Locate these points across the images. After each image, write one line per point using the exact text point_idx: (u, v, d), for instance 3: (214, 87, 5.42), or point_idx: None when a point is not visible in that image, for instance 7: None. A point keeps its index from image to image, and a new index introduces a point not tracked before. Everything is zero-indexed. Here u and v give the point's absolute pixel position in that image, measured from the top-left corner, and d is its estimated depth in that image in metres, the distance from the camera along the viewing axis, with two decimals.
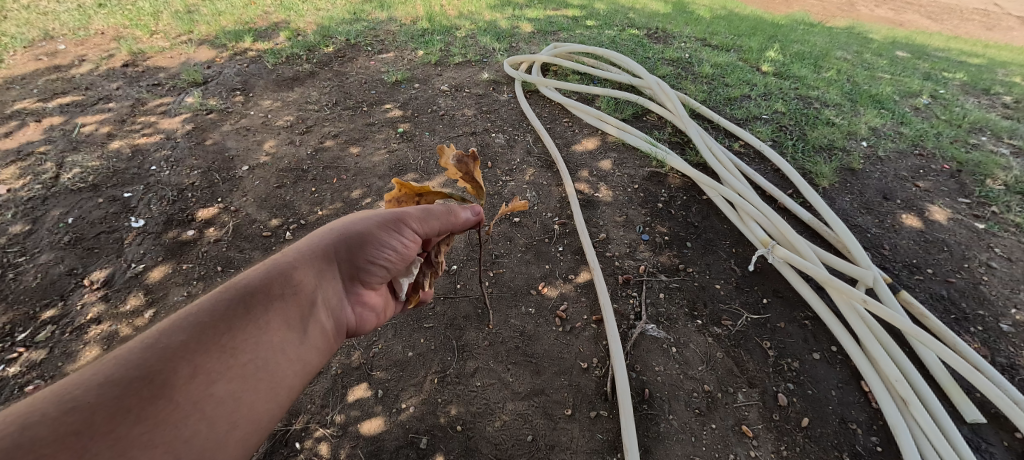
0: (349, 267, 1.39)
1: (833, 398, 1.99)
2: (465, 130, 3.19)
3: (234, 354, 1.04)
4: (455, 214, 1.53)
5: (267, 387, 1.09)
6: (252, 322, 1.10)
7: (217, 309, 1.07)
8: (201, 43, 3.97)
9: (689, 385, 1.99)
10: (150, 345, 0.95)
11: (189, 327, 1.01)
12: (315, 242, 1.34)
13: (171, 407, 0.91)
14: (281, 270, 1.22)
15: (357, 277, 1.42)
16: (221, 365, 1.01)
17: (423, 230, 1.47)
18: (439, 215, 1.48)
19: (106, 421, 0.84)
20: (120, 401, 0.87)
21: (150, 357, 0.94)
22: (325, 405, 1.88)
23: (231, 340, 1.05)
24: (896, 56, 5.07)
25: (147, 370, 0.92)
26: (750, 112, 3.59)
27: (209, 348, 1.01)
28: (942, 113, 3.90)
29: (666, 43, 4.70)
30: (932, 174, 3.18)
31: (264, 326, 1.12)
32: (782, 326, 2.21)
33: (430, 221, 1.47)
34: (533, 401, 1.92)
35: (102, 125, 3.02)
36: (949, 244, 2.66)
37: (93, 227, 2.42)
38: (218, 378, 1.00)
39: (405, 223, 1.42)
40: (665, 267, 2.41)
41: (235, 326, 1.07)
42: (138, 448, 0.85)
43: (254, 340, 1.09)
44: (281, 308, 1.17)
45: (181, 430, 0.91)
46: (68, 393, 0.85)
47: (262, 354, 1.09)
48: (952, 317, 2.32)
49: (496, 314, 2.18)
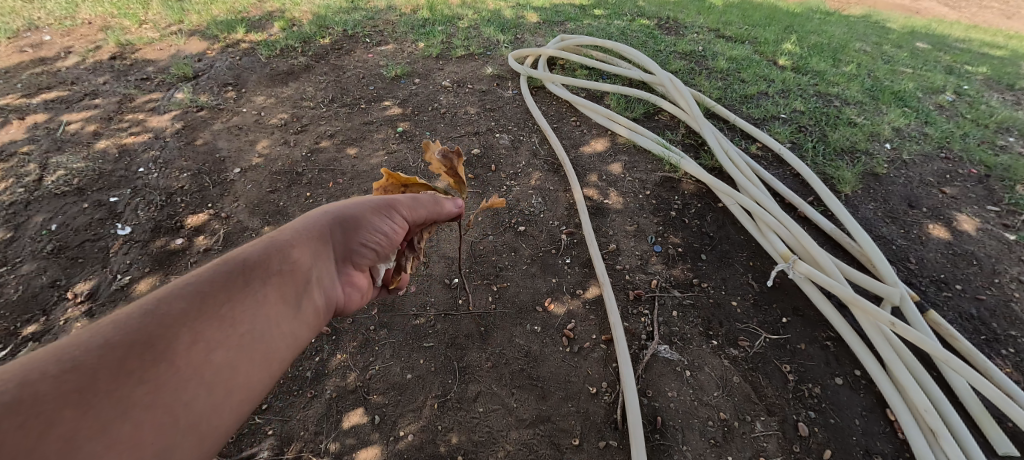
0: (346, 247, 1.21)
1: (857, 427, 1.86)
2: (468, 130, 3.04)
3: (234, 324, 0.85)
4: (439, 204, 1.47)
5: (266, 359, 0.90)
6: (253, 291, 0.90)
7: (223, 274, 0.88)
8: (191, 34, 3.81)
9: (704, 413, 1.87)
10: (145, 309, 0.76)
11: (193, 290, 0.83)
12: (313, 217, 1.15)
13: (174, 376, 0.74)
14: (282, 240, 1.02)
15: (351, 259, 1.22)
16: (224, 333, 0.83)
17: (411, 220, 1.36)
18: (427, 204, 1.42)
19: (107, 383, 0.68)
20: (119, 365, 0.70)
21: (150, 320, 0.76)
22: (319, 432, 1.78)
23: (234, 307, 0.86)
24: (918, 48, 4.85)
25: (147, 334, 0.74)
26: (767, 111, 3.42)
27: (213, 314, 0.83)
28: (967, 111, 3.71)
29: (678, 34, 4.50)
30: (959, 179, 3.02)
31: (266, 297, 0.92)
32: (803, 347, 2.08)
33: (418, 214, 1.37)
34: (538, 429, 1.81)
35: (88, 123, 2.90)
36: (978, 257, 2.52)
37: (78, 234, 2.32)
38: (219, 348, 0.81)
39: (398, 208, 1.31)
40: (679, 282, 2.29)
41: (238, 293, 0.88)
42: (141, 410, 0.69)
43: (256, 310, 0.90)
44: (286, 277, 0.99)
45: (180, 403, 0.73)
46: (64, 354, 0.67)
47: (265, 325, 0.90)
48: (983, 337, 2.18)
49: (499, 333, 2.07)
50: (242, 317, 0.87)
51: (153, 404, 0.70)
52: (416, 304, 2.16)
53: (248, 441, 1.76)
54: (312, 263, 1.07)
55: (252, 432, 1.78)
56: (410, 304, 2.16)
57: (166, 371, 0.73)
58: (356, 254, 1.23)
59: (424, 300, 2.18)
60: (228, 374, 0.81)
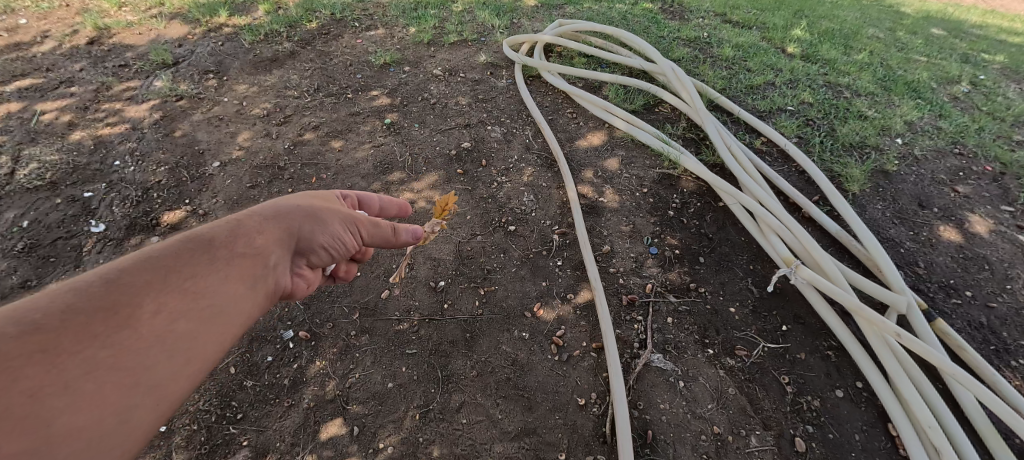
0: (309, 243, 1.13)
1: (857, 443, 1.77)
2: (458, 121, 2.92)
3: (198, 294, 0.81)
4: (399, 235, 1.37)
5: (232, 332, 0.85)
6: (219, 264, 0.86)
7: (184, 246, 0.84)
8: (172, 17, 3.67)
9: (697, 426, 1.79)
10: (108, 276, 0.74)
11: (153, 261, 0.79)
12: (285, 202, 1.09)
13: (131, 341, 0.70)
14: (251, 223, 0.97)
15: (311, 254, 1.15)
16: (186, 303, 0.78)
17: (372, 239, 1.30)
18: (387, 229, 1.34)
19: (70, 344, 0.65)
20: (74, 326, 0.67)
21: (107, 286, 0.73)
22: (295, 444, 1.72)
23: (195, 280, 0.81)
24: (933, 34, 4.64)
25: (103, 300, 0.71)
26: (773, 103, 3.27)
27: (175, 285, 0.79)
28: (983, 103, 3.56)
29: (682, 20, 4.31)
30: (972, 177, 2.89)
31: (232, 271, 0.87)
32: (802, 357, 1.99)
33: (382, 229, 1.32)
34: (523, 442, 1.73)
35: (63, 113, 2.80)
36: (990, 262, 2.40)
37: (50, 231, 2.25)
38: (181, 319, 0.77)
39: (362, 221, 1.25)
40: (675, 286, 2.19)
41: (201, 264, 0.84)
42: (97, 372, 0.66)
43: (221, 282, 0.85)
44: (253, 256, 0.93)
45: (142, 367, 0.71)
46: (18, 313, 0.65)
47: (230, 298, 0.85)
48: (991, 348, 2.09)
49: (486, 340, 1.99)
50: (205, 290, 0.82)
51: (112, 368, 0.67)
52: (400, 308, 2.08)
53: (221, 452, 1.69)
54: (280, 247, 1.00)
55: (225, 443, 1.71)
56: (393, 309, 2.08)
57: (130, 335, 0.70)
58: (318, 252, 1.15)
59: (408, 304, 2.09)
60: (190, 344, 0.77)
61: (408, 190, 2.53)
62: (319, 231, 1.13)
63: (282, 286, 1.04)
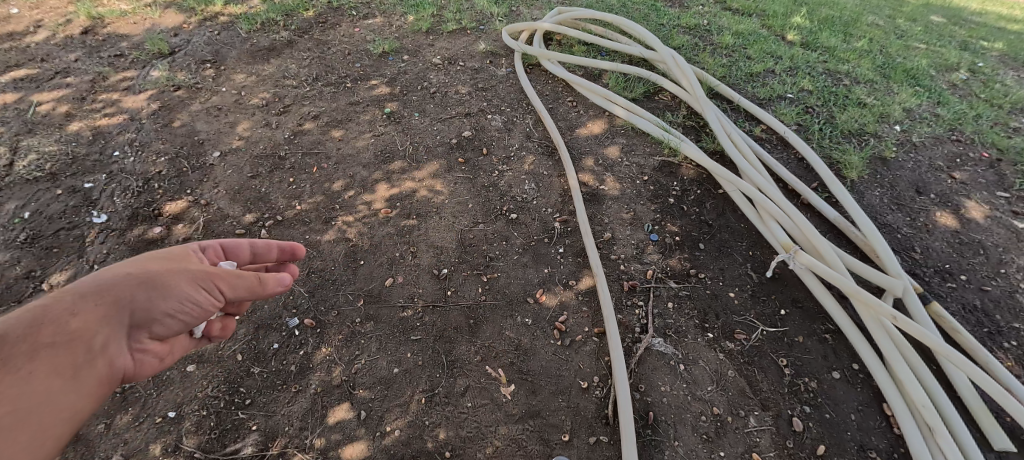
0: (143, 317, 1.22)
1: (853, 422, 1.81)
2: (458, 110, 2.92)
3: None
4: (266, 283, 1.46)
5: (31, 432, 0.98)
6: (12, 368, 0.97)
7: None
8: (167, 6, 3.64)
9: (697, 407, 1.83)
10: None
11: None
12: (112, 275, 1.18)
13: None
14: (58, 311, 1.07)
15: (149, 326, 1.25)
16: None
17: (233, 291, 1.38)
18: (248, 282, 1.40)
19: None
20: None
21: None
22: (304, 428, 1.75)
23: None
24: (932, 21, 4.63)
25: None
26: (773, 90, 3.29)
27: None
28: (981, 90, 3.58)
29: (682, 7, 4.30)
30: (969, 163, 2.92)
31: (30, 373, 0.99)
32: (801, 340, 2.03)
33: (243, 277, 1.39)
34: (527, 424, 1.77)
35: (60, 104, 2.80)
36: (985, 247, 2.44)
37: (52, 222, 2.26)
38: None
39: (216, 281, 1.33)
40: (675, 272, 2.22)
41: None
42: None
43: (12, 387, 0.96)
44: (52, 351, 1.03)
45: None
46: None
47: (24, 401, 0.97)
48: (985, 330, 2.13)
49: (490, 326, 2.02)
50: (4, 398, 0.94)
51: None
52: (404, 295, 2.10)
53: (230, 437, 1.72)
54: (92, 333, 1.11)
55: (235, 427, 1.74)
56: (397, 296, 2.10)
57: None
58: (156, 323, 1.25)
59: (412, 291, 2.12)
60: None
61: (410, 179, 2.54)
62: (155, 298, 1.22)
63: (106, 369, 1.15)
